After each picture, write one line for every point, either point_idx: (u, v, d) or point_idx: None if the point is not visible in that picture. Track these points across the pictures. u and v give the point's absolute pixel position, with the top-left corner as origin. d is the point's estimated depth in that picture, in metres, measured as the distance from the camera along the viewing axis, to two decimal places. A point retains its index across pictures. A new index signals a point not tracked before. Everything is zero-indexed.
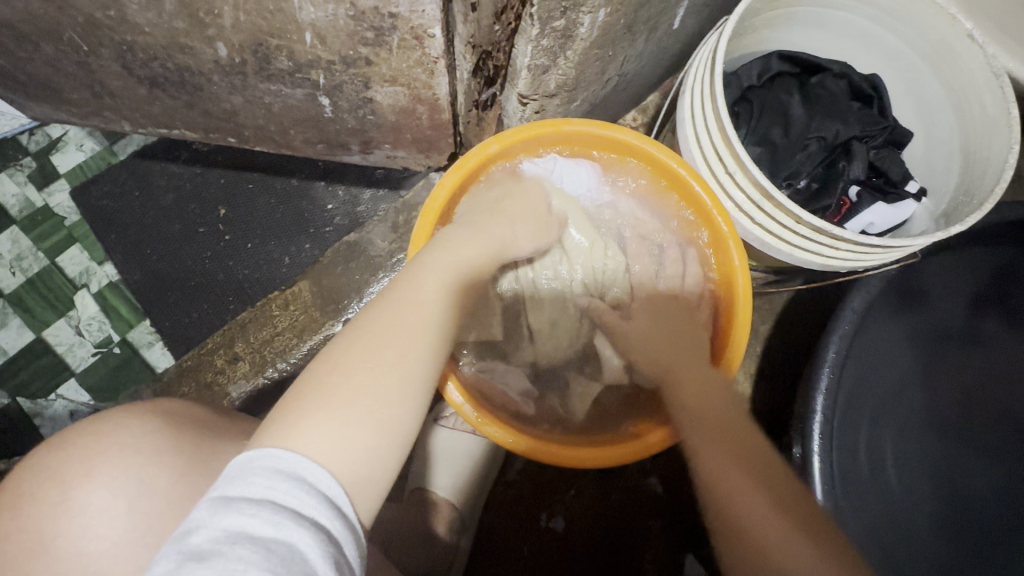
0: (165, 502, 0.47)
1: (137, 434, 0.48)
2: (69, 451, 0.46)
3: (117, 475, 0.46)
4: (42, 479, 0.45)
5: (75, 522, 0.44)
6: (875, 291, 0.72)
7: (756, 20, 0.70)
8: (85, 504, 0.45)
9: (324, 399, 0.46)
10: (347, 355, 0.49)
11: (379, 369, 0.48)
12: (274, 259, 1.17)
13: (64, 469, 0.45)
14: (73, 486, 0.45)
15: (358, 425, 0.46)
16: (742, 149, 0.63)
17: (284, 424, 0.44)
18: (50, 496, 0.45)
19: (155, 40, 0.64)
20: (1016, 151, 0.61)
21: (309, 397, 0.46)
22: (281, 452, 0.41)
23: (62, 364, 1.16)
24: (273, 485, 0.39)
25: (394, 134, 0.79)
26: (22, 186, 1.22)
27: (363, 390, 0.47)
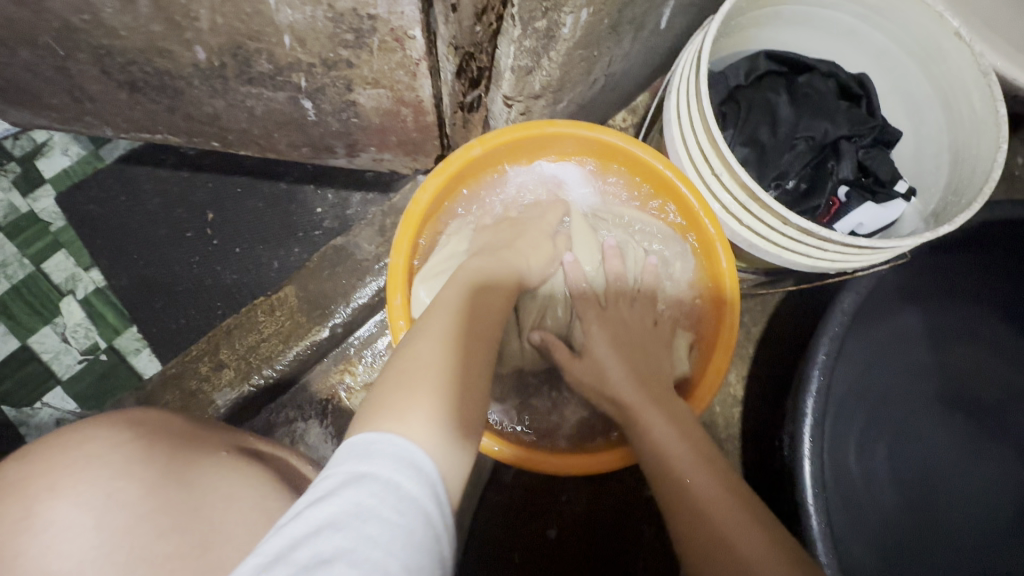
0: (133, 515, 0.45)
1: (106, 447, 0.48)
2: (37, 468, 0.46)
3: (83, 490, 0.45)
4: (6, 495, 0.45)
5: (37, 540, 0.43)
6: (866, 292, 0.71)
7: (743, 19, 0.70)
8: (49, 520, 0.44)
9: (414, 390, 0.47)
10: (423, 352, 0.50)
11: (459, 363, 0.50)
12: (263, 263, 1.16)
13: (29, 486, 0.45)
14: (39, 502, 0.44)
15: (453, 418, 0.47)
16: (728, 150, 0.62)
17: (390, 410, 0.46)
18: (13, 512, 0.44)
19: (132, 44, 0.63)
20: (1004, 150, 0.60)
21: (407, 390, 0.48)
22: (396, 437, 0.43)
23: (48, 371, 1.15)
24: (397, 468, 0.40)
25: (379, 137, 0.78)
26: (6, 192, 1.20)
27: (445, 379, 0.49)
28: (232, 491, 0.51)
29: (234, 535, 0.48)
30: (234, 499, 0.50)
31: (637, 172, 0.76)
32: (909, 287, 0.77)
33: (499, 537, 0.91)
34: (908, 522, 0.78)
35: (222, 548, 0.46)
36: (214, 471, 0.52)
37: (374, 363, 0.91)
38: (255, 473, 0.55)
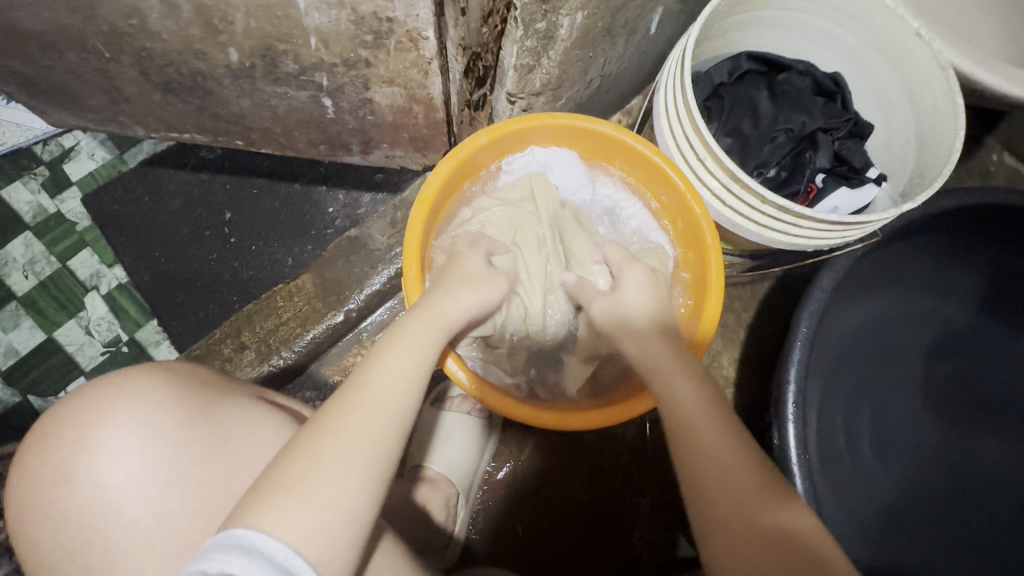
0: (168, 445, 0.52)
1: (144, 386, 0.54)
2: (89, 400, 0.53)
3: (125, 421, 0.52)
4: (64, 423, 0.52)
5: (93, 457, 0.51)
6: (844, 270, 0.77)
7: (725, 23, 0.76)
8: (100, 442, 0.51)
9: (290, 486, 0.44)
10: (320, 450, 0.47)
11: (343, 464, 0.46)
12: (277, 260, 1.22)
13: (81, 414, 0.52)
14: (90, 429, 0.52)
15: (309, 517, 0.44)
16: (710, 137, 0.69)
17: (254, 499, 0.44)
18: (70, 437, 0.52)
19: (171, 47, 0.69)
20: (962, 137, 0.68)
21: (274, 484, 0.45)
22: (243, 533, 0.42)
23: (73, 362, 1.21)
24: (231, 559, 0.40)
25: (392, 134, 0.84)
26: (36, 194, 1.27)
27: (327, 490, 0.45)
28: (254, 430, 0.56)
29: (254, 469, 0.54)
30: (254, 438, 0.56)
31: (629, 159, 0.81)
32: (884, 272, 0.82)
33: (503, 511, 0.95)
34: (888, 499, 0.84)
35: (242, 478, 0.53)
36: (241, 412, 0.57)
37: None
38: (278, 417, 0.60)
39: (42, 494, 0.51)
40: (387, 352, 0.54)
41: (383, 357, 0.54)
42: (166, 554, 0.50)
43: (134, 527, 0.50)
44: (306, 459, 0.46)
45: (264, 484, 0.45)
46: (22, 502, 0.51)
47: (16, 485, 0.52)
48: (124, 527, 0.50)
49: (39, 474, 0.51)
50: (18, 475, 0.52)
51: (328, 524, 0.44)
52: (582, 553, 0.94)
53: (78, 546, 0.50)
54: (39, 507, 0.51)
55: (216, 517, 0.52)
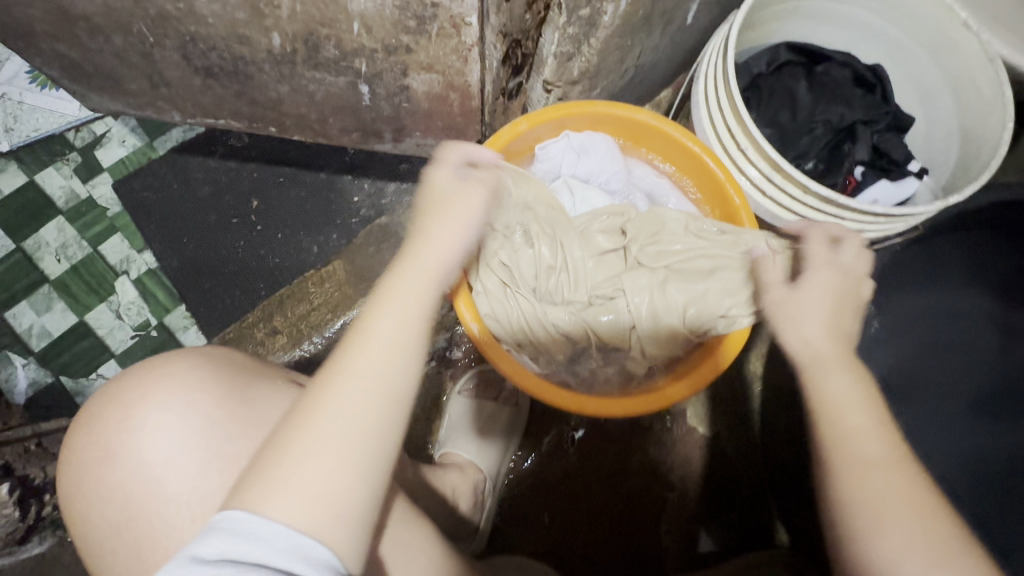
0: (208, 422, 0.53)
1: (182, 366, 0.55)
2: (130, 380, 0.54)
3: (165, 400, 0.53)
4: (106, 402, 0.53)
5: (134, 437, 0.52)
6: (882, 263, 0.75)
7: (765, 12, 0.76)
8: (141, 422, 0.52)
9: (289, 456, 0.45)
10: (314, 421, 0.47)
11: (351, 434, 0.47)
12: (303, 248, 1.23)
13: (122, 394, 0.53)
14: (130, 408, 0.52)
15: (315, 493, 0.44)
16: (753, 125, 0.69)
17: (260, 476, 0.45)
18: (112, 416, 0.52)
19: (216, 31, 0.70)
20: (1011, 130, 0.67)
21: (276, 461, 0.45)
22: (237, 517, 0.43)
23: (103, 345, 1.23)
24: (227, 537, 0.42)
25: (426, 121, 0.85)
26: (68, 179, 1.29)
27: (327, 456, 0.45)
28: (291, 409, 0.57)
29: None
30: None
31: (666, 148, 0.81)
32: (925, 265, 0.81)
33: (528, 501, 0.96)
34: None
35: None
36: (277, 392, 0.58)
37: None
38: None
39: (89, 471, 0.52)
40: (375, 321, 0.51)
41: (371, 327, 0.51)
42: (210, 528, 0.50)
43: (177, 502, 0.50)
44: (294, 435, 0.46)
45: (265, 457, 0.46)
46: (69, 479, 0.53)
47: (63, 465, 0.53)
48: (167, 506, 0.50)
49: (86, 453, 0.52)
50: (67, 455, 0.53)
51: (332, 484, 0.45)
52: (605, 544, 0.94)
53: (123, 521, 0.51)
54: (86, 484, 0.52)
55: None
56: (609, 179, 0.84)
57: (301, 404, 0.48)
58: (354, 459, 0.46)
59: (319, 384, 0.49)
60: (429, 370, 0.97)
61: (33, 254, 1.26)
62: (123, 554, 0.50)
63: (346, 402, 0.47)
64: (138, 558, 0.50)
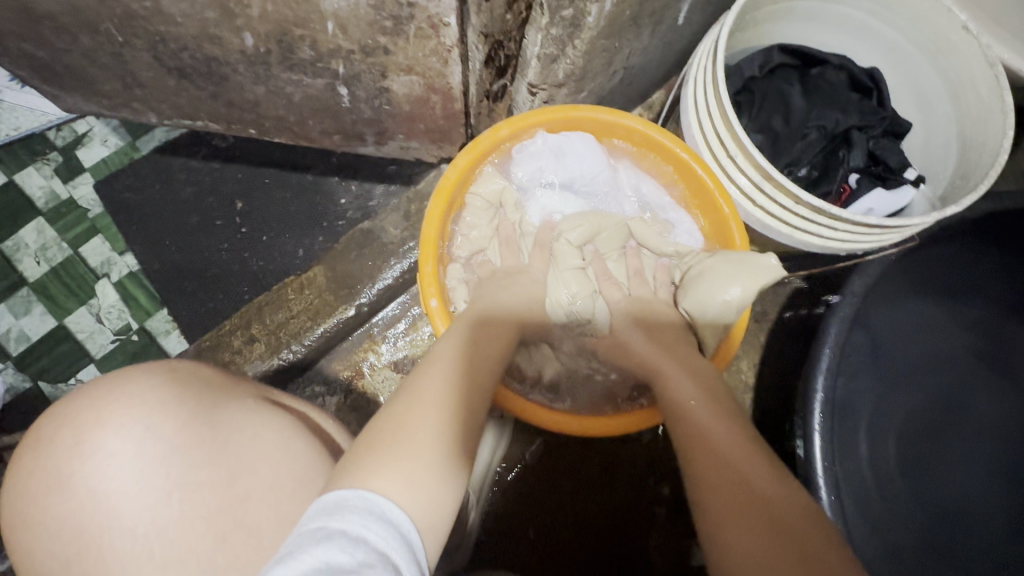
0: (168, 448, 0.50)
1: (142, 387, 0.52)
2: (85, 403, 0.52)
3: (123, 424, 0.50)
4: (61, 425, 0.51)
5: (88, 463, 0.49)
6: (876, 275, 0.73)
7: (758, 13, 0.73)
8: (97, 447, 0.50)
9: (380, 451, 0.50)
10: (399, 425, 0.52)
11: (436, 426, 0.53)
12: (288, 251, 1.20)
13: (79, 417, 0.51)
14: (87, 431, 0.50)
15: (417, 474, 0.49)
16: (742, 132, 0.67)
17: (365, 460, 0.49)
18: (66, 440, 0.50)
19: (186, 31, 0.68)
20: (1010, 137, 0.64)
21: (377, 448, 0.50)
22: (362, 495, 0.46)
23: (83, 350, 1.20)
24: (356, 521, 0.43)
25: (408, 124, 0.82)
26: (48, 179, 1.26)
27: (416, 453, 0.50)
28: (257, 431, 0.54)
29: (258, 472, 0.52)
30: (256, 440, 0.53)
31: (654, 154, 0.79)
32: (921, 277, 0.79)
33: (513, 514, 0.93)
34: (920, 517, 0.80)
35: (246, 482, 0.51)
36: (244, 413, 0.55)
37: (397, 342, 0.95)
38: (283, 418, 0.58)
39: (39, 500, 0.49)
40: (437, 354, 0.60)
41: (435, 360, 0.59)
42: (166, 561, 0.47)
43: (132, 533, 0.48)
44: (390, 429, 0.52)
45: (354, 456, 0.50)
46: (17, 509, 0.50)
47: (12, 494, 0.50)
48: (121, 537, 0.48)
49: (37, 478, 0.50)
50: (15, 482, 0.51)
51: (420, 475, 0.49)
52: (592, 559, 0.92)
53: (74, 554, 0.48)
54: (34, 513, 0.49)
55: (217, 522, 0.49)
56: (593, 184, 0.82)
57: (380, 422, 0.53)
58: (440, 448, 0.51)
59: (393, 402, 0.55)
60: None
61: (12, 256, 1.23)
62: None
63: (426, 408, 0.54)
64: None
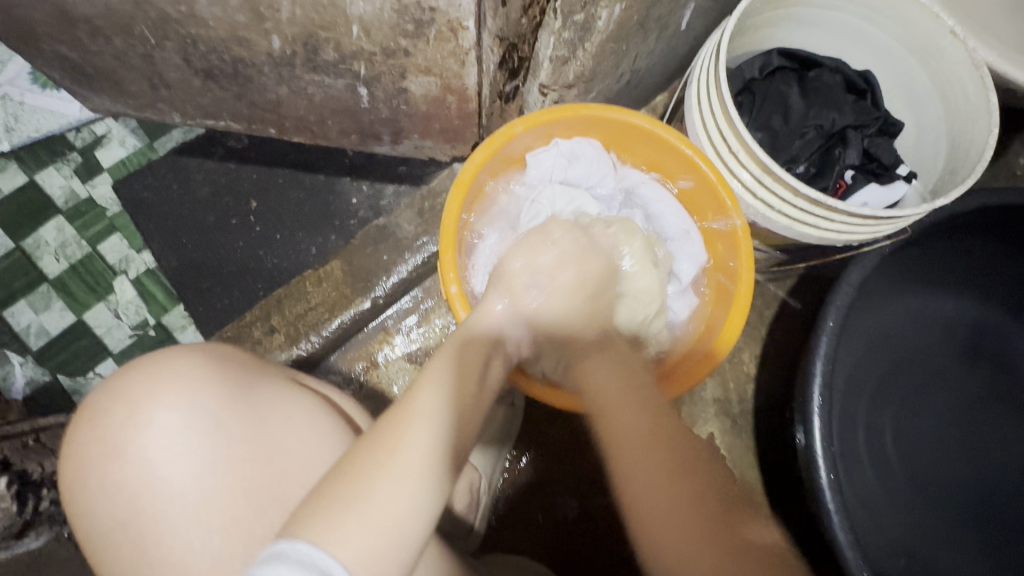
0: (213, 424, 0.53)
1: (188, 366, 0.55)
2: (134, 378, 0.54)
3: (170, 400, 0.53)
4: (112, 397, 0.54)
5: (141, 433, 0.52)
6: (871, 265, 0.77)
7: (758, 18, 0.77)
8: (148, 418, 0.52)
9: (332, 507, 0.47)
10: (362, 485, 0.49)
11: (395, 486, 0.50)
12: (301, 249, 1.24)
13: (129, 390, 0.53)
14: (138, 403, 0.53)
15: (366, 536, 0.47)
16: (745, 129, 0.70)
17: (318, 514, 0.47)
18: (119, 411, 0.53)
19: (217, 34, 0.72)
20: (996, 134, 0.68)
21: (330, 501, 0.48)
22: (301, 547, 0.44)
23: (102, 345, 1.23)
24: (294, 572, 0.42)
25: (423, 124, 0.86)
26: (68, 179, 1.29)
27: (369, 510, 0.48)
28: (291, 412, 0.57)
29: (292, 448, 0.55)
30: (290, 419, 0.57)
31: (659, 151, 0.82)
32: (911, 270, 0.83)
33: (522, 501, 0.96)
34: (908, 499, 0.84)
35: (284, 457, 0.55)
36: (278, 394, 0.58)
37: (411, 334, 0.99)
38: (312, 400, 0.61)
39: (93, 467, 0.52)
40: (415, 401, 0.56)
41: (412, 409, 0.55)
42: (212, 526, 0.51)
43: (181, 501, 0.51)
44: (352, 483, 0.49)
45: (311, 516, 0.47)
46: (74, 473, 0.53)
47: (67, 461, 0.53)
48: (170, 502, 0.51)
49: (92, 447, 0.53)
50: (71, 450, 0.54)
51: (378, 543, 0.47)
52: (600, 544, 0.94)
53: (127, 517, 0.51)
54: (90, 479, 0.52)
55: (258, 494, 0.53)
56: (600, 181, 0.87)
57: (344, 469, 0.51)
58: (394, 508, 0.49)
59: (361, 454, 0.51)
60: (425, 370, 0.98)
61: (32, 253, 1.26)
62: (125, 549, 0.51)
63: (394, 474, 0.50)
64: (139, 554, 0.50)
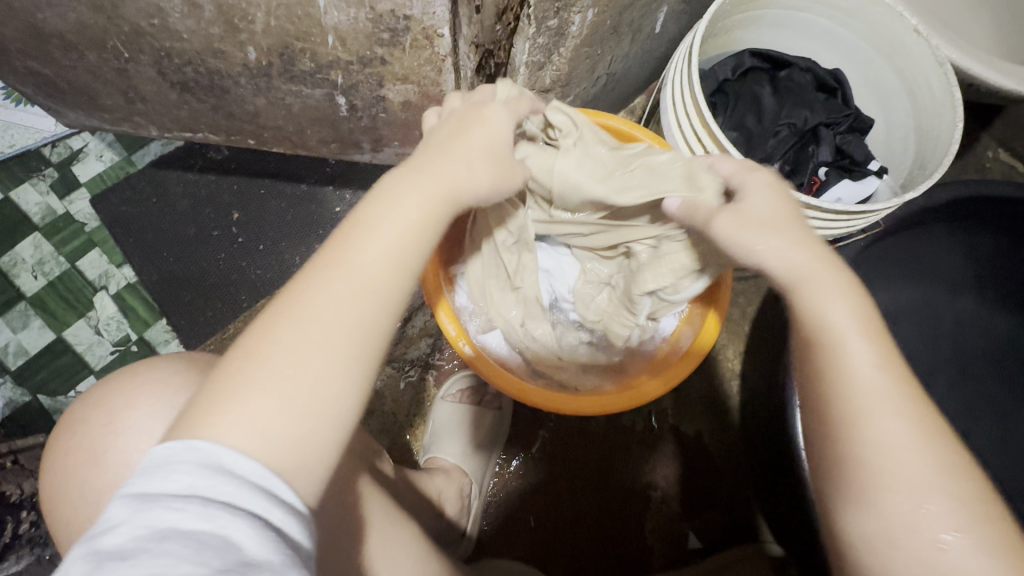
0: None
1: (168, 372, 0.55)
2: (114, 387, 0.54)
3: (152, 404, 0.52)
4: (92, 407, 0.53)
5: (120, 440, 0.51)
6: (846, 261, 0.79)
7: (729, 21, 0.79)
8: (127, 426, 0.52)
9: (239, 381, 0.41)
10: (270, 348, 0.42)
11: (315, 350, 0.42)
12: (285, 259, 1.23)
13: (109, 399, 0.53)
14: (118, 412, 0.52)
15: (272, 413, 0.40)
16: (717, 130, 0.72)
17: (217, 397, 0.40)
18: (98, 420, 0.52)
19: (191, 46, 0.71)
20: (961, 128, 0.70)
21: (234, 379, 0.41)
22: (203, 443, 0.38)
23: (82, 362, 1.21)
24: (199, 477, 0.37)
25: (403, 131, 0.86)
26: (44, 195, 1.27)
27: (272, 379, 0.41)
28: None
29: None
30: None
31: None
32: (887, 264, 0.86)
33: (514, 503, 0.97)
34: None
35: None
36: None
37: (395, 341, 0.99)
38: None
39: (74, 475, 0.51)
40: (354, 256, 0.45)
41: (353, 252, 0.45)
42: None
43: None
44: (273, 334, 0.42)
45: (211, 384, 0.41)
46: (53, 487, 0.52)
47: (45, 475, 0.52)
48: None
49: (70, 458, 0.52)
50: (51, 460, 0.52)
51: (281, 417, 0.40)
52: (591, 545, 0.95)
53: None
54: (70, 489, 0.51)
55: None
56: None
57: (265, 319, 0.43)
58: (312, 382, 0.41)
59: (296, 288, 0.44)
60: (416, 379, 0.99)
61: (9, 271, 1.24)
62: None
63: (301, 334, 0.42)
64: None
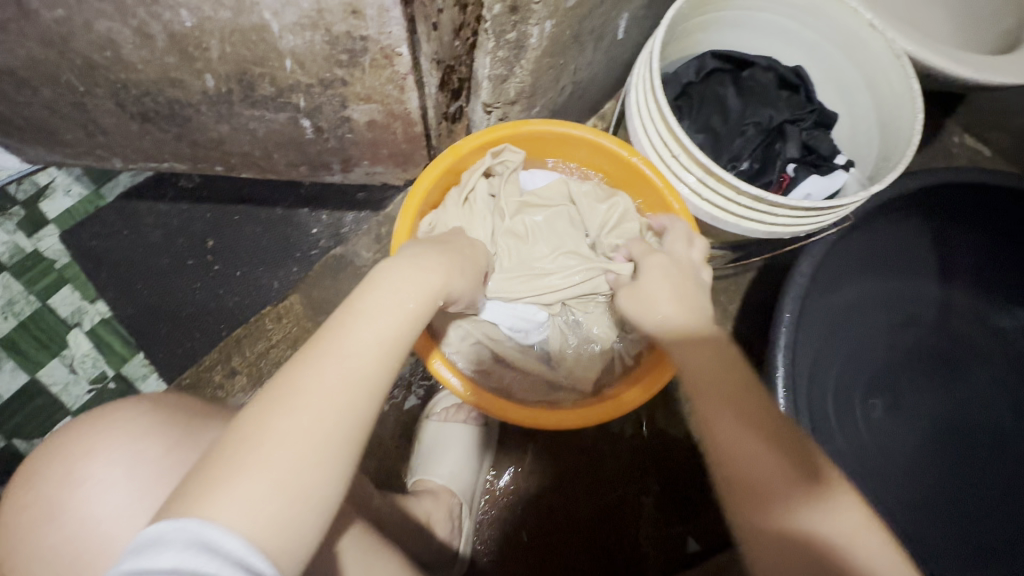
0: (154, 473, 0.50)
1: (129, 415, 0.53)
2: (71, 435, 0.52)
3: (111, 452, 0.51)
4: (48, 457, 0.51)
5: (80, 491, 0.49)
6: (821, 255, 0.79)
7: (689, 25, 0.80)
8: (86, 475, 0.50)
9: (230, 466, 0.40)
10: (265, 429, 0.41)
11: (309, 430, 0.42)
12: (263, 284, 1.21)
13: (66, 448, 0.51)
14: (76, 462, 0.50)
15: (259, 497, 0.39)
16: (682, 133, 0.72)
17: (203, 479, 0.39)
18: (55, 472, 0.50)
19: (147, 76, 0.70)
20: (921, 119, 0.71)
21: (222, 464, 0.40)
22: (191, 522, 0.36)
23: (58, 403, 1.19)
24: (187, 556, 0.35)
25: (371, 150, 0.85)
26: (11, 234, 1.24)
27: (261, 458, 0.40)
28: None
29: None
30: None
31: (602, 158, 0.86)
32: (863, 255, 0.87)
33: (507, 518, 0.95)
34: (889, 472, 0.89)
35: None
36: None
37: None
38: None
39: (31, 531, 0.49)
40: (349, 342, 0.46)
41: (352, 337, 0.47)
42: None
43: None
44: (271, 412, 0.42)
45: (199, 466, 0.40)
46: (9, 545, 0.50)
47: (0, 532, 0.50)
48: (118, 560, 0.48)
49: (27, 512, 0.50)
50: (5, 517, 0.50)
51: (268, 499, 0.39)
52: (586, 556, 0.93)
53: None
54: (28, 546, 0.49)
55: None
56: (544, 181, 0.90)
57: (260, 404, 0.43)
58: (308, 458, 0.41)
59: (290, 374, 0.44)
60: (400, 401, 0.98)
61: None
62: None
63: (299, 413, 0.42)
64: None
